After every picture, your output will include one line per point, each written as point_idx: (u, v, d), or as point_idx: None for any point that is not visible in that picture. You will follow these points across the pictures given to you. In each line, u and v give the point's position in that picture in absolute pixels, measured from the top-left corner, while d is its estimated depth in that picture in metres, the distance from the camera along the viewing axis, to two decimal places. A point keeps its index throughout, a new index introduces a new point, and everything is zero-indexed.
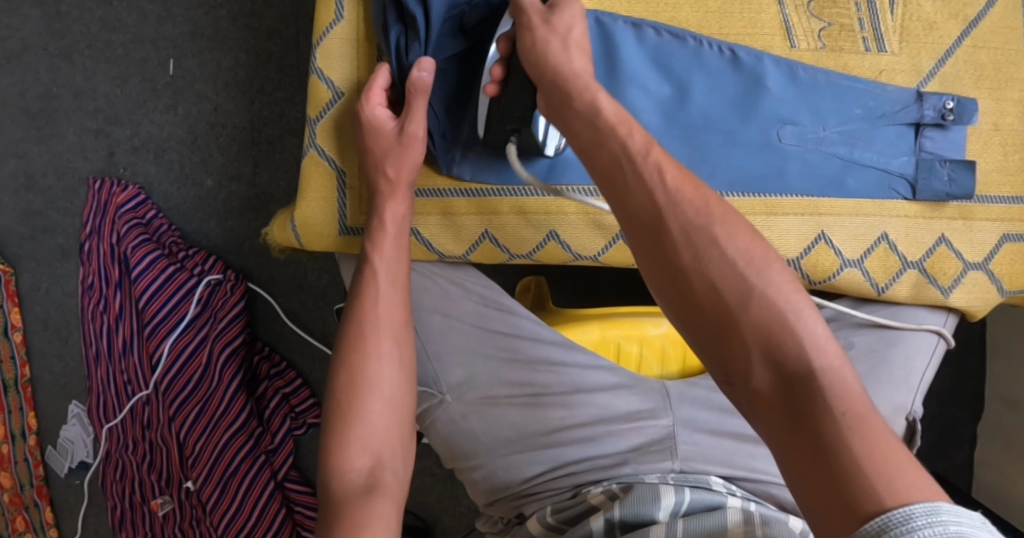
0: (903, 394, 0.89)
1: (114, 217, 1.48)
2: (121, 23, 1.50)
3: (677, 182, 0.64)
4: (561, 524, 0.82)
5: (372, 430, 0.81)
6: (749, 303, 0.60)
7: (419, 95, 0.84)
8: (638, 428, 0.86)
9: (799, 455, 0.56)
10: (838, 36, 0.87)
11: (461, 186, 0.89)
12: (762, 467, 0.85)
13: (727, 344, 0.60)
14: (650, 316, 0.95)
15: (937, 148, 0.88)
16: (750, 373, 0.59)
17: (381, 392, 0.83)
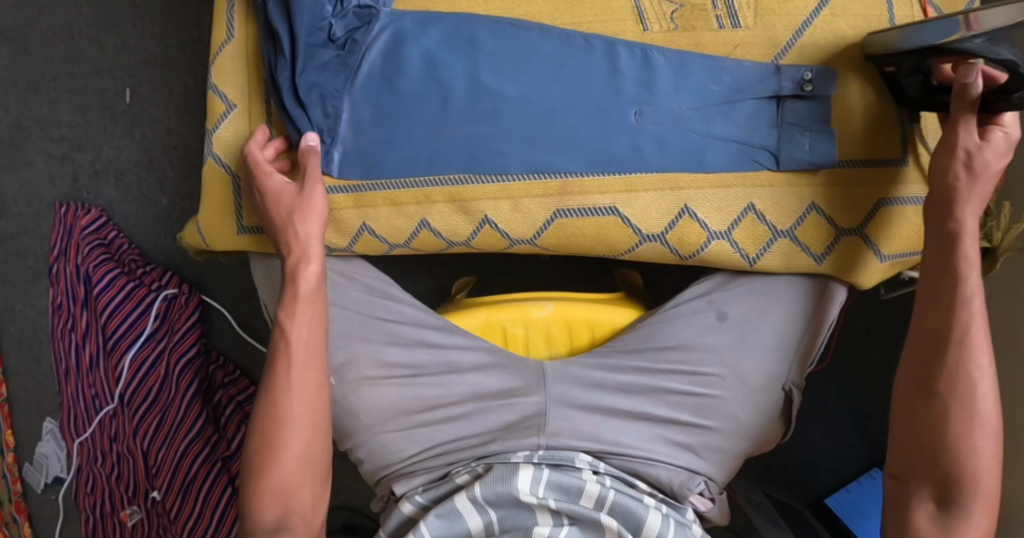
0: (777, 362, 0.90)
1: (78, 238, 1.55)
2: (82, 55, 1.58)
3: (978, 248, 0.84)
4: (429, 502, 0.87)
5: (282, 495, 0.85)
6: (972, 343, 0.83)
7: (309, 158, 0.89)
8: (509, 406, 0.90)
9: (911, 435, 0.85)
10: (690, 16, 0.91)
11: (336, 183, 0.92)
12: (627, 441, 0.89)
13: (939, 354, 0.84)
14: (535, 299, 0.98)
15: (798, 118, 0.90)
16: (917, 365, 0.85)
17: (292, 440, 0.86)
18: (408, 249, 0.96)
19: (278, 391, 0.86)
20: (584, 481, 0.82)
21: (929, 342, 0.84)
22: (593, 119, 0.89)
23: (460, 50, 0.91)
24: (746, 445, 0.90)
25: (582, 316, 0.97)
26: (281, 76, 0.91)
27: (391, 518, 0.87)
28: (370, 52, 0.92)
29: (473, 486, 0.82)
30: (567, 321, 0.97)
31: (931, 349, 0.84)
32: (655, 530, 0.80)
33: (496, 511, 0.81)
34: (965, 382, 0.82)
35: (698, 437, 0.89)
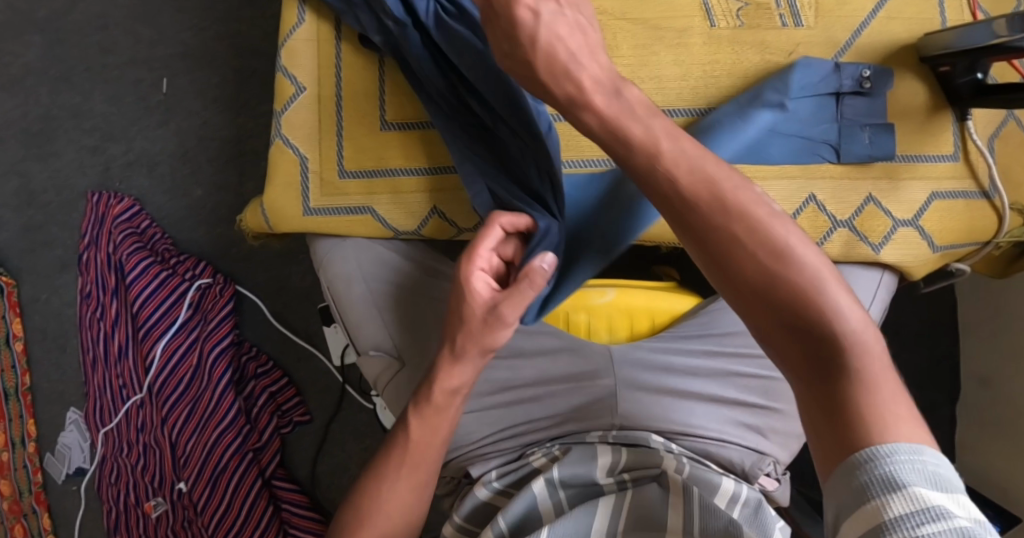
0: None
1: (110, 227, 1.55)
2: (117, 47, 1.59)
3: (703, 168, 0.68)
4: (507, 487, 0.86)
5: None
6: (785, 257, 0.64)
7: (533, 280, 0.79)
8: (579, 388, 0.92)
9: (805, 379, 0.63)
10: (754, 14, 0.95)
11: (410, 164, 0.99)
12: (698, 422, 0.90)
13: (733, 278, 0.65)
14: (597, 286, 1.00)
15: (857, 113, 0.95)
16: (763, 309, 0.64)
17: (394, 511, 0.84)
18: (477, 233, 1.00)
19: (390, 473, 0.85)
20: (662, 456, 0.83)
21: (758, 308, 0.64)
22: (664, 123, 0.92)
23: None
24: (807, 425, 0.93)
25: (643, 304, 0.99)
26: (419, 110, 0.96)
27: (465, 502, 0.85)
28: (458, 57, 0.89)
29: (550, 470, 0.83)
30: (628, 309, 0.99)
31: (767, 314, 0.64)
32: (731, 491, 0.81)
33: (566, 491, 0.82)
34: (848, 337, 0.62)
35: (762, 419, 0.91)
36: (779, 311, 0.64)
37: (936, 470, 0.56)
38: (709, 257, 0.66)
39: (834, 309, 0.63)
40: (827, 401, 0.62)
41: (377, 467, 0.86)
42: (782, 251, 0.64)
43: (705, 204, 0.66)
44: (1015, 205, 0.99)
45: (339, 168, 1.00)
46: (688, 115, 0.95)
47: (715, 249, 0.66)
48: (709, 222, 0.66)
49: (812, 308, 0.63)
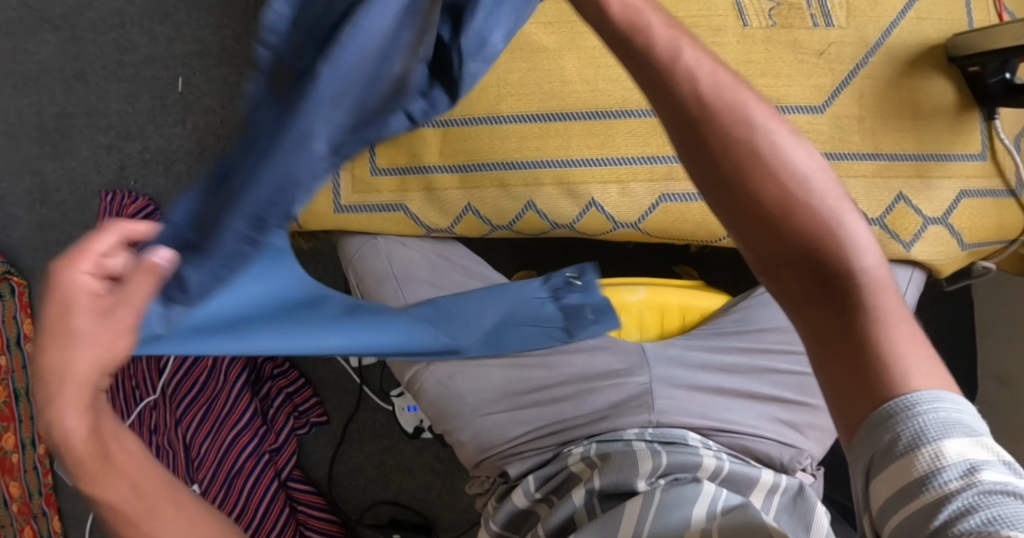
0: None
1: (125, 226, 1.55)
2: (134, 44, 1.58)
3: (712, 71, 0.58)
4: (546, 493, 0.86)
5: None
6: (792, 183, 0.57)
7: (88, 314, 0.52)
8: (616, 385, 0.91)
9: (814, 317, 0.57)
10: (787, 14, 0.96)
11: (448, 164, 0.94)
12: (735, 419, 0.89)
13: (737, 208, 0.58)
14: (628, 284, 1.01)
15: None
16: (769, 244, 0.58)
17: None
18: (511, 231, 0.97)
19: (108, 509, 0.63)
20: (700, 456, 0.83)
21: (775, 252, 0.57)
22: None
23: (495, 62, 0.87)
24: None
25: (674, 300, 1.00)
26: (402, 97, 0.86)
27: (501, 509, 0.86)
28: None
29: (589, 480, 0.81)
30: (660, 306, 1.00)
31: (785, 263, 0.57)
32: (771, 481, 0.83)
33: (600, 498, 0.81)
34: (881, 285, 0.57)
35: (803, 416, 0.91)
36: (801, 258, 0.57)
37: (960, 414, 0.53)
38: (691, 148, 0.58)
39: (849, 239, 0.57)
40: (834, 327, 0.57)
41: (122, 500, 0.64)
42: (788, 168, 0.58)
43: (723, 121, 0.58)
44: None
45: (372, 165, 0.96)
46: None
47: (706, 151, 0.58)
48: (726, 143, 0.57)
49: (826, 237, 0.57)
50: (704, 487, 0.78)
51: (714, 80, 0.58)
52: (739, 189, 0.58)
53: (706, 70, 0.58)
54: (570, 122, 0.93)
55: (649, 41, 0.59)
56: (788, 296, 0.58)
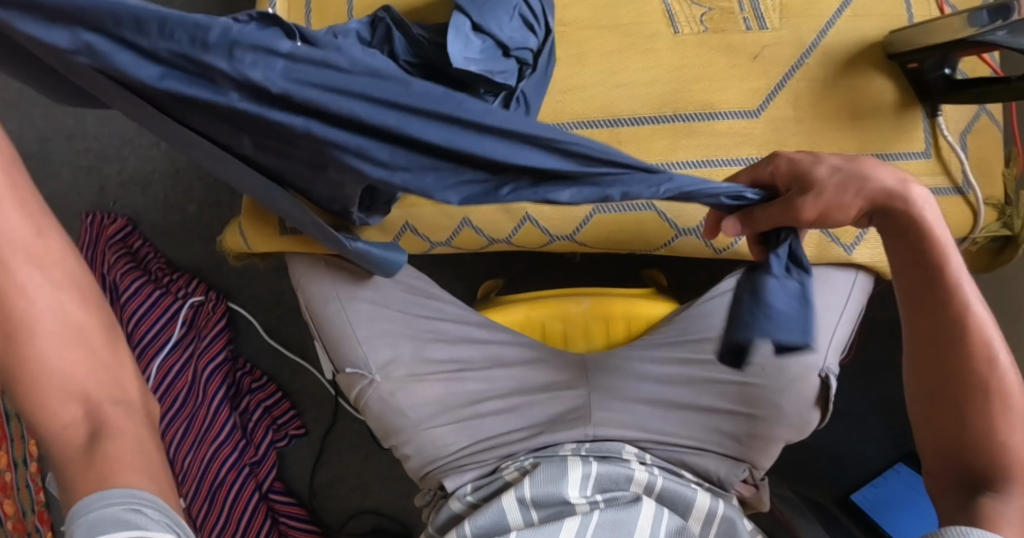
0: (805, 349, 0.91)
1: (103, 247, 1.54)
2: None
3: (881, 188, 0.78)
4: (480, 501, 0.89)
5: (93, 375, 0.66)
6: (937, 298, 0.78)
7: None
8: (553, 398, 0.94)
9: (943, 416, 0.77)
10: (719, 19, 0.96)
11: None
12: (671, 432, 0.91)
13: (924, 323, 0.78)
14: (572, 295, 1.01)
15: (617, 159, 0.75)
16: (923, 351, 0.78)
17: (60, 348, 0.64)
18: (450, 247, 0.97)
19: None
20: (631, 470, 0.85)
21: (930, 355, 0.78)
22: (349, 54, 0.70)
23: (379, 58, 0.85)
24: (787, 431, 0.90)
25: (619, 310, 1.00)
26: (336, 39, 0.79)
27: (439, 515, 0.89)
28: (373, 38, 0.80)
29: (520, 485, 0.82)
30: (605, 316, 1.00)
31: (943, 367, 0.77)
32: (705, 510, 0.83)
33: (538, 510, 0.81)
34: (1002, 395, 0.75)
35: (741, 427, 0.91)
36: (941, 366, 0.77)
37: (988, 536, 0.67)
38: (909, 256, 0.79)
39: (976, 357, 0.76)
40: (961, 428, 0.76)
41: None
42: (943, 293, 0.77)
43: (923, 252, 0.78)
44: (989, 200, 0.99)
45: None
46: (656, 122, 0.95)
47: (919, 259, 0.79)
48: (929, 292, 0.78)
49: (968, 354, 0.76)
50: (645, 504, 0.79)
51: (934, 221, 0.78)
52: (926, 304, 0.78)
53: (928, 207, 0.79)
54: None
55: (818, 182, 0.77)
56: (936, 396, 0.77)
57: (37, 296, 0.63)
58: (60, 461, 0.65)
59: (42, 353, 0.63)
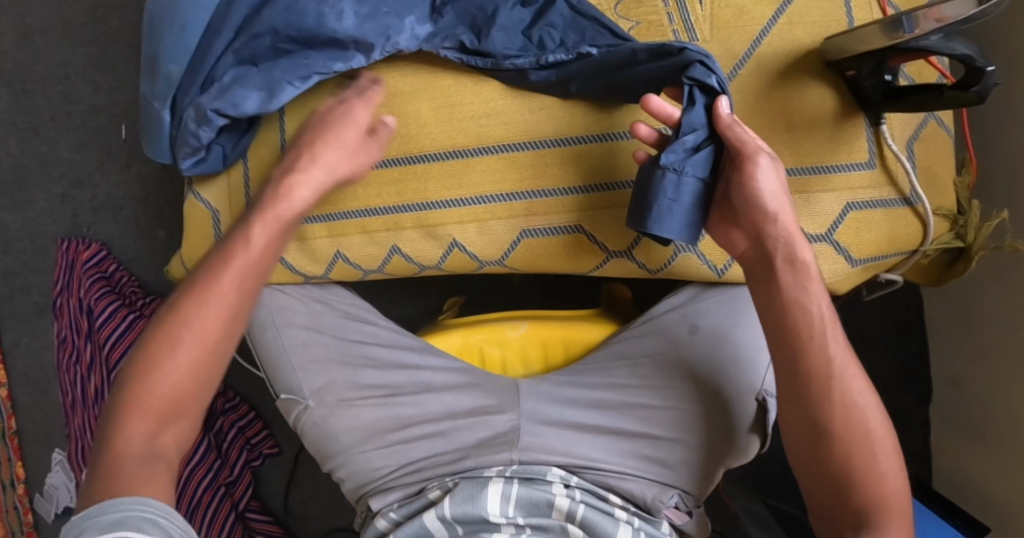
0: (698, 365, 0.90)
1: (79, 272, 1.56)
2: (79, 95, 1.59)
3: (775, 215, 0.81)
4: (402, 518, 0.89)
5: (176, 391, 0.77)
6: (809, 349, 0.82)
7: None
8: (484, 423, 0.92)
9: (818, 456, 0.83)
10: (647, 32, 0.94)
11: (316, 213, 0.95)
12: (601, 456, 0.90)
13: (794, 369, 0.83)
14: (510, 319, 0.99)
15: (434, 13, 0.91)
16: (799, 401, 0.83)
17: (197, 352, 0.78)
18: (383, 274, 0.99)
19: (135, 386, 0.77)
20: (554, 495, 0.85)
21: (800, 403, 0.83)
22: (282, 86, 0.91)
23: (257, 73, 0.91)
24: (720, 456, 0.88)
25: (556, 334, 0.99)
26: (241, 84, 0.91)
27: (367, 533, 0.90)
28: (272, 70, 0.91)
29: (442, 503, 0.84)
30: (542, 341, 0.99)
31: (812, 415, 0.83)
32: None
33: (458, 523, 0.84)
34: (867, 437, 0.81)
35: (668, 451, 0.89)
36: (815, 417, 0.83)
37: None
38: (770, 297, 0.83)
39: (848, 404, 0.81)
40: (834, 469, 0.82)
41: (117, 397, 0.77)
42: (813, 343, 0.82)
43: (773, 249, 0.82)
44: (940, 210, 0.95)
45: None
46: (582, 142, 0.91)
47: (782, 300, 0.83)
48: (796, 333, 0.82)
49: (834, 406, 0.82)
50: None
51: (779, 209, 0.81)
52: (793, 356, 0.83)
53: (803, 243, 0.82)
54: (434, 159, 0.93)
55: (743, 193, 0.82)
56: (804, 439, 0.84)
57: (202, 314, 0.79)
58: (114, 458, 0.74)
59: (175, 352, 0.77)
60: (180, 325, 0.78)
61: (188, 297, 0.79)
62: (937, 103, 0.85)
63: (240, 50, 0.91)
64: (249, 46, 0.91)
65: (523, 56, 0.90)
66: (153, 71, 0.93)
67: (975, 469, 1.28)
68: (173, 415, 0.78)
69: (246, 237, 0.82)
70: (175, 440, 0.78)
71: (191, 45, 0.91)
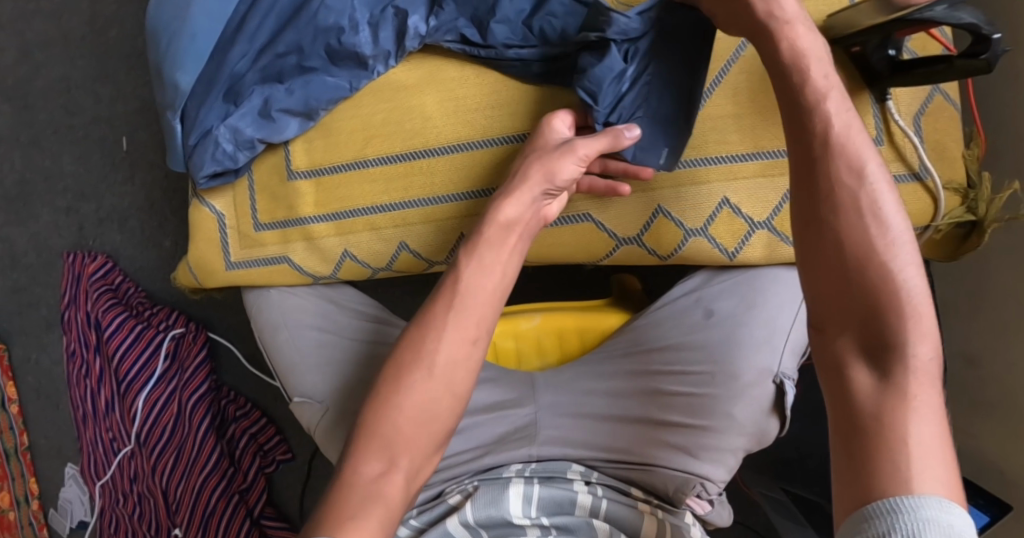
0: (692, 350, 0.89)
1: (86, 285, 1.54)
2: (80, 107, 1.58)
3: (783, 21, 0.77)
4: (423, 526, 0.85)
5: (419, 407, 0.80)
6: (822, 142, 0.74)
7: None
8: (502, 418, 0.91)
9: (833, 274, 0.71)
10: None
11: (324, 213, 0.96)
12: (619, 447, 0.89)
13: (805, 168, 0.75)
14: (524, 311, 0.99)
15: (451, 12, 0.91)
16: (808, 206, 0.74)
17: (431, 386, 0.80)
18: (391, 271, 0.99)
19: (400, 399, 0.79)
20: (575, 492, 0.84)
21: (809, 208, 0.74)
22: (306, 97, 0.92)
23: (278, 85, 0.93)
24: (742, 441, 0.87)
25: (571, 323, 0.98)
26: (272, 96, 0.93)
27: None
28: (295, 81, 0.93)
29: (464, 508, 0.81)
30: (556, 331, 0.98)
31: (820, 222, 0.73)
32: None
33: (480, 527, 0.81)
34: (885, 241, 0.70)
35: (682, 437, 0.88)
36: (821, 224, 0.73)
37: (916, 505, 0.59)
38: (786, 98, 0.77)
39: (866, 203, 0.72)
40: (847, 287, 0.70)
41: (386, 402, 0.79)
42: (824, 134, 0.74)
43: (786, 70, 0.77)
44: (951, 185, 0.95)
45: (254, 222, 1.00)
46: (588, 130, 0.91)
47: (796, 99, 0.76)
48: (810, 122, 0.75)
49: (841, 208, 0.72)
50: None
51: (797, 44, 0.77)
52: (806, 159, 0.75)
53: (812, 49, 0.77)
54: (443, 153, 0.93)
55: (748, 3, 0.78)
56: (819, 254, 0.72)
57: (436, 342, 0.81)
58: (341, 488, 0.76)
59: (406, 385, 0.80)
60: (414, 359, 0.81)
61: (451, 311, 0.83)
62: (946, 74, 0.85)
63: (266, 58, 0.92)
64: (274, 64, 0.93)
65: (526, 47, 0.90)
66: (169, 77, 0.94)
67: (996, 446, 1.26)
68: (406, 449, 0.79)
69: (468, 272, 0.84)
70: (408, 470, 0.78)
71: (209, 54, 0.93)
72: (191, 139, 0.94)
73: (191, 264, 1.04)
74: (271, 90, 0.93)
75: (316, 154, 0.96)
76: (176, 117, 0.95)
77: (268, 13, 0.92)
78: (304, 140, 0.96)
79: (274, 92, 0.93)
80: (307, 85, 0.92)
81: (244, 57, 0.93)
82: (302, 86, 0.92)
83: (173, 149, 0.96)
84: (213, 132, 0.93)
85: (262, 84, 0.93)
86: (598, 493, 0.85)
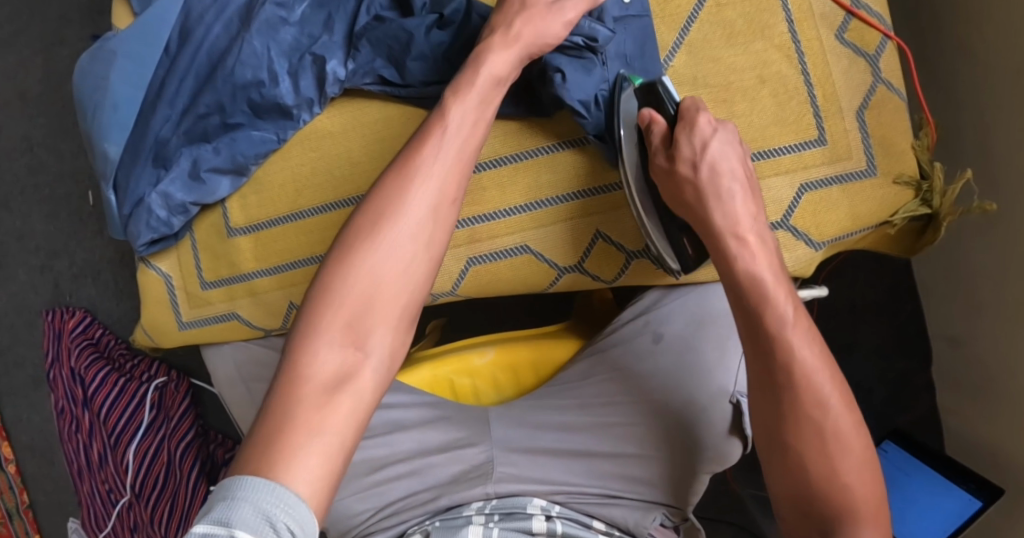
0: (647, 377, 0.89)
1: (67, 342, 1.48)
2: (44, 165, 1.52)
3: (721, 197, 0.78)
4: None
5: (389, 284, 0.67)
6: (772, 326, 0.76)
7: None
8: (457, 457, 0.90)
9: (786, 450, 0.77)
10: None
11: (264, 268, 0.96)
12: (575, 480, 0.88)
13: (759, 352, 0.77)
14: (475, 346, 0.98)
15: (372, 56, 0.89)
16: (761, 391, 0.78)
17: (401, 262, 0.68)
18: None
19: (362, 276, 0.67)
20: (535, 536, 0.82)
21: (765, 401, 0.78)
22: (233, 152, 0.91)
23: (205, 145, 0.92)
24: (703, 465, 0.86)
25: (525, 355, 0.98)
26: (200, 156, 0.92)
27: None
28: (220, 138, 0.91)
29: None
30: (510, 364, 0.98)
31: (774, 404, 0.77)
32: None
33: None
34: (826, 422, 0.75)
35: (639, 468, 0.87)
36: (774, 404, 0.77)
37: None
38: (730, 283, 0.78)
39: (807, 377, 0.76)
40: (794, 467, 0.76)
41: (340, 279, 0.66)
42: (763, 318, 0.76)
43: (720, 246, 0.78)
44: (903, 178, 0.91)
45: (200, 281, 0.98)
46: (516, 159, 0.90)
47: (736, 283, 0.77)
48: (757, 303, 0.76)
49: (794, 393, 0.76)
50: None
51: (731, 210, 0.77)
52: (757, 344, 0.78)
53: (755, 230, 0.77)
54: None
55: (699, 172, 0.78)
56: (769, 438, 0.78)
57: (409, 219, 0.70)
58: (287, 403, 0.61)
59: (371, 262, 0.67)
60: (384, 234, 0.69)
61: (420, 188, 0.71)
62: None
63: (188, 120, 0.91)
64: (198, 125, 0.91)
65: (448, 82, 0.88)
66: (99, 149, 0.93)
67: (986, 428, 1.23)
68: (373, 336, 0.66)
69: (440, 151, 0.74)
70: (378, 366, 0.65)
71: (133, 123, 0.92)
72: (125, 209, 0.93)
73: (148, 324, 1.03)
74: (198, 151, 0.92)
75: (250, 210, 0.95)
76: (109, 187, 0.94)
77: (187, 73, 0.91)
78: (239, 197, 0.95)
79: (201, 152, 0.92)
80: (234, 141, 0.91)
81: (169, 120, 0.92)
82: (229, 144, 0.91)
83: (111, 221, 0.96)
84: (145, 200, 0.92)
85: (189, 145, 0.92)
86: (557, 531, 0.84)
